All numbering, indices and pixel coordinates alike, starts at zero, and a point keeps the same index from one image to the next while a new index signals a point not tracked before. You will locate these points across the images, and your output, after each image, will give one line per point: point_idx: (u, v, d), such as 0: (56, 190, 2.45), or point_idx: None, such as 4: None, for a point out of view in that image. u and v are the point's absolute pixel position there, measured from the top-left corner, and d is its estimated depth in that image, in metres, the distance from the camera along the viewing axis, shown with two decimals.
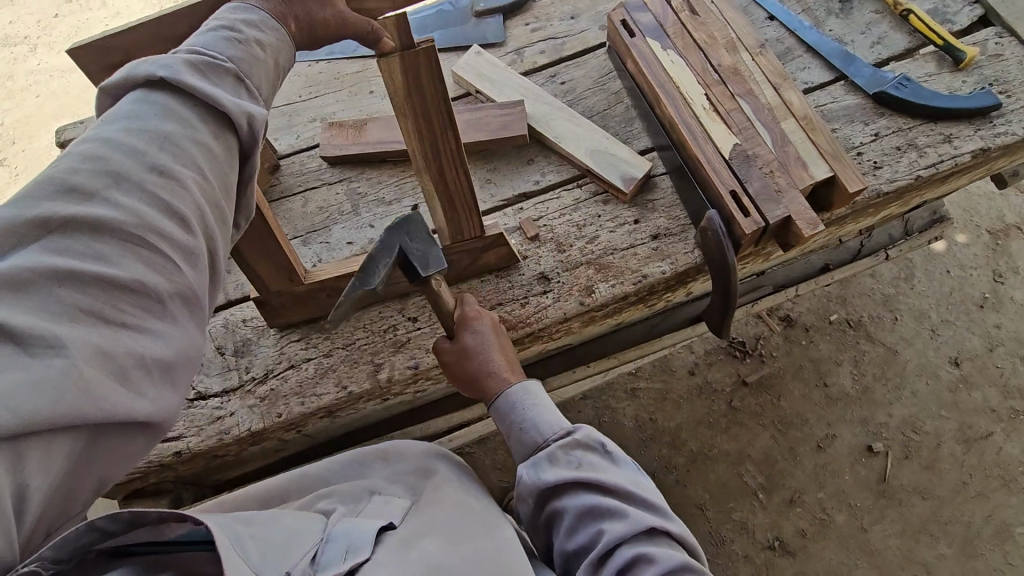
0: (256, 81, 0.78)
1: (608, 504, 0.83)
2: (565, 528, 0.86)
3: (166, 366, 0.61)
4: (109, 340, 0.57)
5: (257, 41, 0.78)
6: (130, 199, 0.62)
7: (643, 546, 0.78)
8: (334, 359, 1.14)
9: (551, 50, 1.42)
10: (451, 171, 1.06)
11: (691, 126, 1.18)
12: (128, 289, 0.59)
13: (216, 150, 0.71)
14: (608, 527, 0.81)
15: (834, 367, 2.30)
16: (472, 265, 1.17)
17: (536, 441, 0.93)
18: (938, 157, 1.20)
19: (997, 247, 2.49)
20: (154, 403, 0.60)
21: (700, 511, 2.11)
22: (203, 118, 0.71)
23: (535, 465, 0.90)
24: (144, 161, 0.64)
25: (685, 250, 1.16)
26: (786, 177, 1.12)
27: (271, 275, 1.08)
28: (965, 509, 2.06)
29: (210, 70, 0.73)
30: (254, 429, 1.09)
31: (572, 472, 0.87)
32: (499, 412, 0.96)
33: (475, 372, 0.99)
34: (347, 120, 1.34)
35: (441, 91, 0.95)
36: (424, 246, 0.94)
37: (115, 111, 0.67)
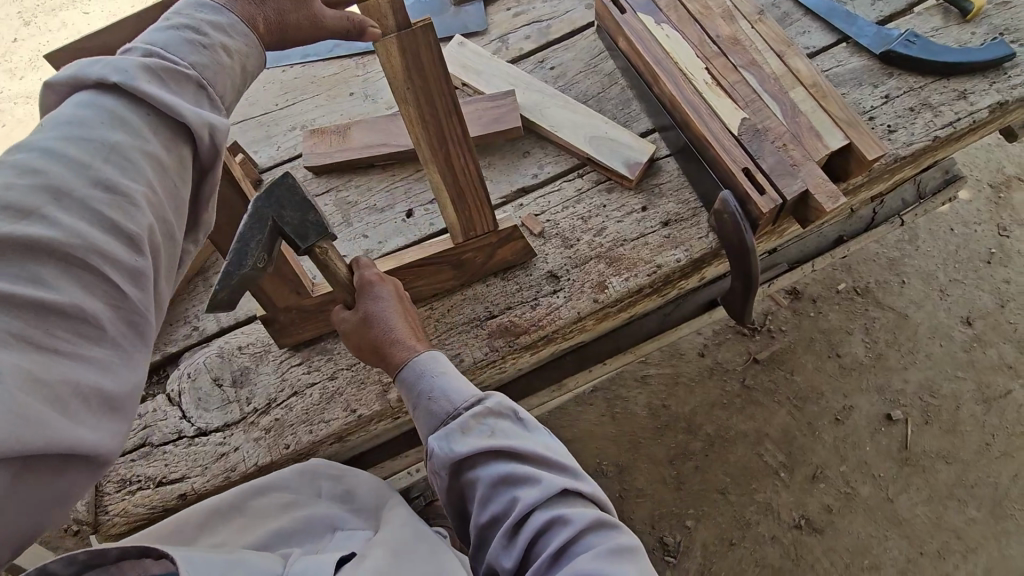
0: (219, 90, 0.74)
1: (523, 470, 0.78)
2: (477, 497, 0.80)
3: (108, 397, 0.58)
4: (46, 368, 0.53)
5: (222, 45, 0.74)
6: (69, 216, 0.58)
7: (557, 510, 0.75)
8: (339, 382, 1.08)
9: (536, 35, 1.35)
10: (460, 162, 1.00)
11: (694, 103, 1.11)
12: (63, 313, 0.55)
13: (168, 162, 0.67)
14: (521, 495, 0.77)
15: (845, 336, 2.26)
16: (487, 263, 1.09)
17: (444, 410, 0.84)
18: (955, 115, 1.14)
19: (1000, 200, 2.45)
20: (93, 435, 0.56)
21: (723, 495, 2.06)
22: (156, 127, 0.67)
23: (445, 437, 0.81)
24: (86, 174, 0.60)
25: (699, 235, 1.10)
26: (801, 150, 1.06)
27: (281, 292, 1.01)
28: (991, 470, 2.03)
29: (170, 76, 0.69)
30: (262, 463, 1.02)
31: (484, 441, 0.80)
32: (404, 383, 0.87)
33: (376, 342, 0.91)
34: (328, 126, 1.26)
35: (444, 74, 0.89)
36: (299, 213, 0.82)
37: (57, 115, 0.64)
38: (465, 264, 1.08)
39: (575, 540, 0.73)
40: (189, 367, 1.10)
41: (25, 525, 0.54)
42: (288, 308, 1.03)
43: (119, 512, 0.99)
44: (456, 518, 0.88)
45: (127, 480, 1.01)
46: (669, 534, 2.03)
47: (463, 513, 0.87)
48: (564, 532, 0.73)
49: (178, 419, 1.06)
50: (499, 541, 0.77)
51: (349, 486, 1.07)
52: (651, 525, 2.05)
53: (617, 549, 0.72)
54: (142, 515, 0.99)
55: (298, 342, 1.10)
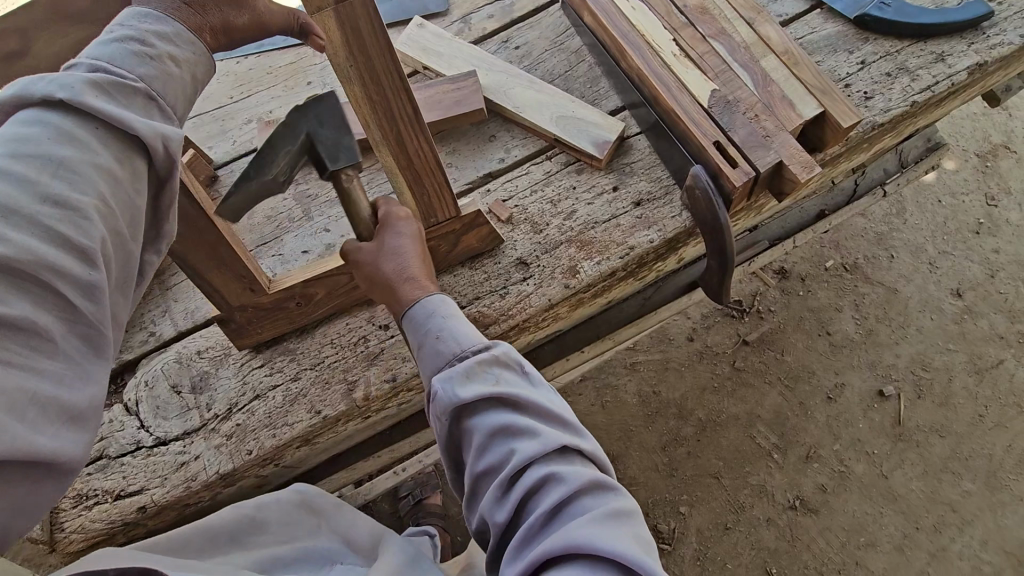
0: (170, 102, 0.68)
1: (525, 421, 0.71)
2: (473, 447, 0.73)
3: (68, 408, 0.55)
4: (3, 379, 0.51)
5: (170, 55, 0.68)
6: (21, 234, 0.54)
7: (556, 466, 0.68)
8: (303, 383, 1.03)
9: (499, 13, 1.30)
10: (413, 142, 0.93)
11: (663, 77, 1.06)
12: (13, 329, 0.52)
13: (121, 176, 0.62)
14: (520, 447, 0.69)
15: (835, 314, 2.22)
16: (453, 250, 1.05)
17: (449, 352, 0.76)
18: (933, 78, 1.09)
19: (987, 169, 2.42)
20: (51, 445, 0.54)
21: (717, 480, 2.03)
22: (104, 141, 0.62)
23: (448, 380, 0.74)
24: (34, 191, 0.56)
25: (672, 214, 1.06)
26: (773, 120, 1.01)
27: (233, 290, 0.96)
28: (986, 442, 2.01)
29: (117, 90, 0.63)
30: (224, 471, 0.98)
31: (487, 389, 0.73)
32: (410, 323, 0.81)
33: (386, 277, 0.85)
34: (285, 117, 1.21)
35: (388, 53, 0.81)
36: (336, 133, 0.76)
37: (1, 134, 0.59)
38: (428, 253, 1.04)
39: (573, 499, 0.66)
40: (146, 375, 1.06)
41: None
42: (243, 307, 0.99)
43: (75, 528, 0.95)
44: (449, 471, 0.80)
45: (83, 495, 0.97)
46: (663, 520, 2.00)
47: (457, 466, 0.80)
48: (562, 491, 0.66)
49: (136, 429, 1.02)
50: (492, 493, 0.69)
51: (349, 522, 1.01)
52: (645, 513, 2.02)
53: (614, 511, 0.65)
54: (100, 531, 0.95)
55: (258, 342, 1.06)
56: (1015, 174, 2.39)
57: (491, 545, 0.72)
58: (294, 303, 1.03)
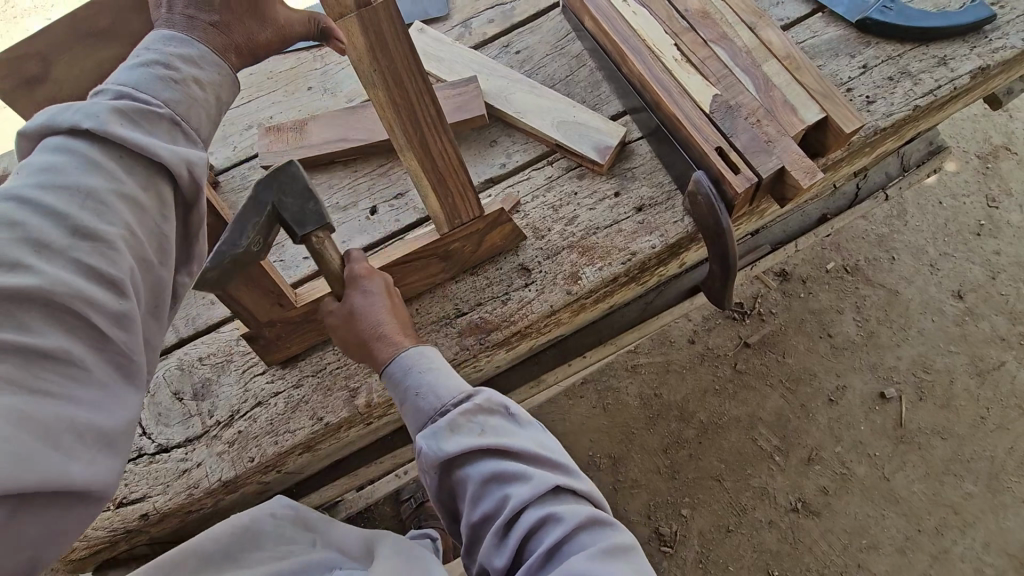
0: (193, 123, 0.71)
1: (515, 467, 0.73)
2: (466, 497, 0.75)
3: (102, 433, 0.56)
4: (39, 407, 0.52)
5: (193, 79, 0.71)
6: (53, 266, 0.56)
7: (551, 507, 0.71)
8: (305, 390, 1.03)
9: (500, 18, 1.29)
10: (436, 144, 0.94)
11: (665, 82, 1.06)
12: (48, 357, 0.53)
13: (145, 203, 0.64)
14: (512, 493, 0.71)
15: (836, 316, 2.22)
16: (476, 250, 1.03)
17: (433, 407, 0.79)
18: (935, 83, 1.09)
19: (987, 171, 2.41)
20: (84, 470, 0.55)
21: (718, 482, 2.03)
22: (131, 169, 0.64)
23: (433, 435, 0.76)
24: (63, 223, 0.58)
25: (674, 220, 1.06)
26: (775, 125, 1.01)
27: (262, 306, 0.94)
28: (987, 444, 2.01)
29: (142, 116, 0.66)
30: (226, 478, 0.98)
31: (474, 440, 0.75)
32: (392, 381, 0.83)
33: (363, 337, 0.87)
34: (285, 123, 1.20)
35: (411, 53, 0.84)
36: (301, 201, 0.77)
37: (30, 163, 0.61)
38: (453, 255, 1.03)
39: (570, 537, 0.68)
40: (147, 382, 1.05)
41: (21, 560, 0.52)
42: (273, 322, 0.97)
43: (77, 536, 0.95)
44: (446, 520, 0.83)
45: None
46: (664, 523, 2.00)
47: (453, 514, 0.82)
48: (558, 530, 0.68)
49: (137, 437, 1.01)
50: (489, 540, 0.71)
51: (340, 534, 1.02)
52: (647, 516, 2.02)
53: (611, 545, 0.67)
54: (102, 538, 0.95)
55: (289, 355, 1.05)
56: (1016, 176, 2.39)
57: None
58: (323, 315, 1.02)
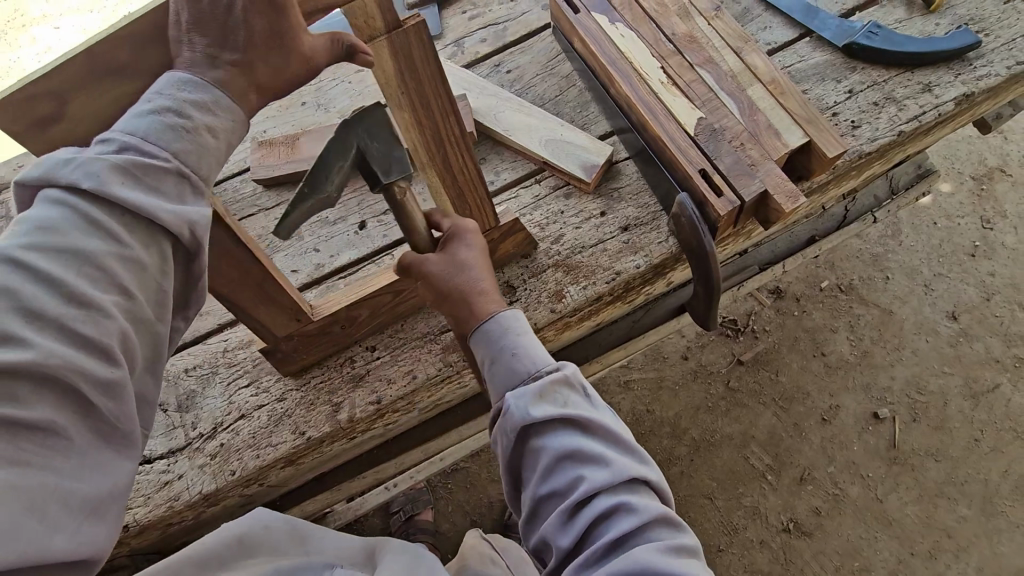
0: (204, 175, 0.66)
1: (592, 448, 0.73)
2: (539, 469, 0.75)
3: (87, 502, 0.54)
4: (20, 482, 0.49)
5: (206, 126, 0.65)
6: (44, 336, 0.53)
7: (622, 497, 0.71)
8: (288, 404, 1.04)
9: (492, 38, 1.31)
10: (457, 158, 0.94)
11: (650, 104, 1.08)
12: (30, 431, 0.51)
13: (147, 264, 0.60)
14: (587, 475, 0.71)
15: (830, 335, 2.22)
16: (493, 259, 1.05)
17: (524, 370, 0.79)
18: (920, 109, 1.10)
19: (982, 192, 2.42)
20: (70, 540, 0.53)
21: (709, 500, 2.03)
22: (131, 228, 0.60)
23: (520, 396, 0.76)
24: (57, 289, 0.54)
25: (658, 240, 1.06)
26: (759, 149, 1.02)
27: (278, 321, 0.96)
28: (982, 466, 2.00)
29: (144, 172, 0.61)
30: (206, 491, 0.98)
31: (557, 411, 0.75)
32: (487, 334, 0.82)
33: (455, 288, 0.85)
34: (278, 137, 1.22)
35: (441, 73, 0.82)
36: (385, 145, 0.72)
37: (25, 220, 0.57)
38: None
39: (640, 530, 0.69)
40: None
41: None
42: (289, 336, 0.99)
43: None
44: (507, 490, 0.83)
45: None
46: None
47: (514, 483, 0.82)
48: (629, 522, 0.69)
49: None
50: (557, 518, 0.72)
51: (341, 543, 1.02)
52: None
53: (678, 546, 0.68)
54: None
55: (301, 367, 1.05)
56: (1011, 197, 2.39)
57: (550, 567, 0.75)
58: (338, 328, 1.03)
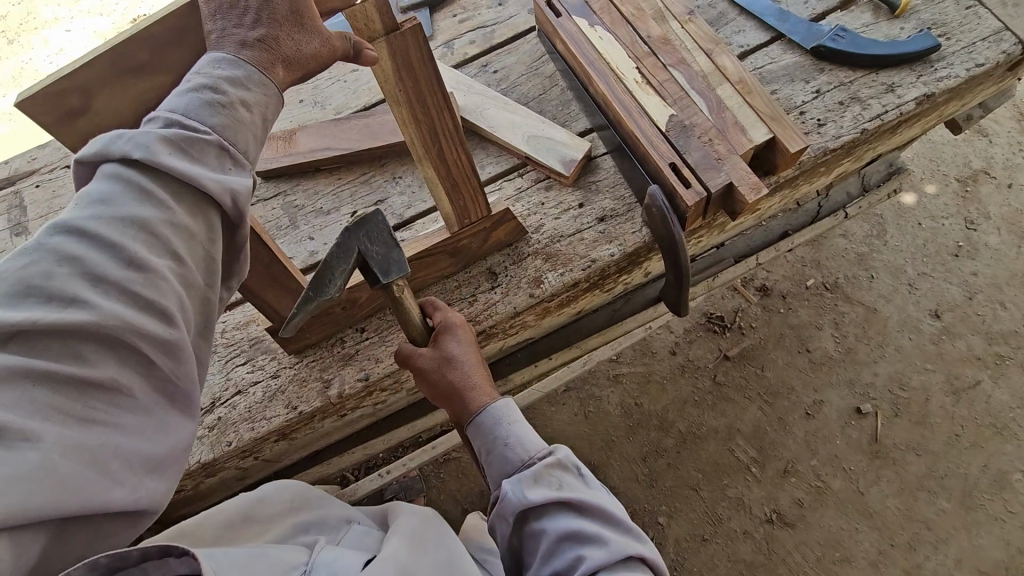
0: (241, 148, 0.71)
1: (589, 528, 0.81)
2: (542, 551, 0.82)
3: (147, 458, 0.58)
4: (87, 434, 0.54)
5: (241, 101, 0.70)
6: (107, 300, 0.58)
7: (620, 573, 0.76)
8: (282, 380, 1.10)
9: (480, 39, 1.39)
10: (451, 152, 1.01)
11: (625, 102, 1.15)
12: (97, 386, 0.56)
13: (195, 233, 0.66)
14: (587, 553, 0.78)
15: (815, 332, 2.27)
16: (483, 247, 1.11)
17: (519, 458, 0.89)
18: (882, 108, 1.16)
19: (967, 194, 2.47)
20: (131, 494, 0.57)
21: (695, 491, 2.07)
22: (180, 198, 0.65)
23: (518, 481, 0.86)
24: (116, 255, 0.60)
25: (633, 230, 1.13)
26: (726, 144, 1.08)
27: (284, 301, 1.02)
28: (962, 461, 2.05)
29: (188, 145, 0.65)
30: (204, 460, 1.05)
31: (554, 493, 0.84)
32: (482, 427, 0.92)
33: (453, 381, 0.95)
34: (276, 132, 1.29)
35: (435, 72, 0.90)
36: (384, 248, 0.84)
37: (85, 193, 0.62)
38: (462, 251, 1.10)
39: None
40: None
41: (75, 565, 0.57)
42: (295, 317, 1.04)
43: None
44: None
45: None
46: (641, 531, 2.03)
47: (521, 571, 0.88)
48: None
49: None
50: None
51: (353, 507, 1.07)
52: None
53: None
54: None
55: (304, 346, 1.11)
56: (995, 199, 2.45)
57: None
58: (340, 308, 1.09)
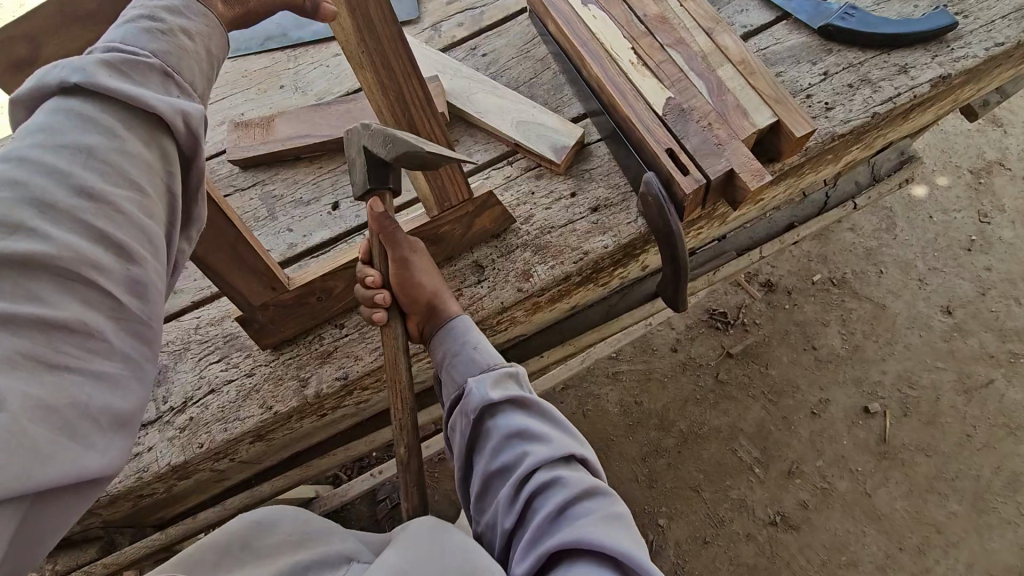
0: (187, 77, 0.65)
1: (539, 429, 0.74)
2: (489, 448, 0.75)
3: (117, 414, 0.51)
4: (53, 384, 0.46)
5: (180, 28, 0.66)
6: (62, 231, 0.50)
7: (563, 471, 0.70)
8: (257, 378, 1.05)
9: (469, 21, 1.32)
10: (424, 122, 0.93)
11: (619, 84, 1.08)
12: (62, 329, 0.47)
13: (152, 162, 0.58)
14: (533, 450, 0.72)
15: (821, 328, 2.20)
16: (467, 234, 1.05)
17: (480, 364, 0.83)
18: (895, 90, 1.09)
19: (980, 186, 2.39)
20: (102, 455, 0.49)
21: (696, 493, 2.01)
22: (131, 125, 0.58)
23: (478, 382, 0.80)
24: (65, 181, 0.52)
25: (627, 220, 1.06)
26: (727, 128, 1.01)
27: (253, 287, 0.97)
28: (973, 462, 1.98)
29: (130, 69, 0.59)
30: (175, 463, 0.99)
31: (508, 394, 0.78)
32: (455, 333, 0.87)
33: (436, 284, 0.91)
34: (254, 119, 1.23)
35: (397, 31, 0.82)
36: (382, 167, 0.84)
37: (24, 125, 0.54)
38: (444, 239, 1.04)
39: (577, 501, 0.67)
40: None
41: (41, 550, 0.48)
42: (266, 305, 0.99)
43: None
44: (461, 490, 0.82)
45: None
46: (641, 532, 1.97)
47: (466, 482, 0.81)
48: (568, 491, 0.67)
49: None
50: (503, 490, 0.70)
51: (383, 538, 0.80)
52: None
53: (613, 515, 0.66)
54: None
55: (279, 341, 1.06)
56: (1009, 191, 2.36)
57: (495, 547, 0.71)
58: (315, 298, 1.04)
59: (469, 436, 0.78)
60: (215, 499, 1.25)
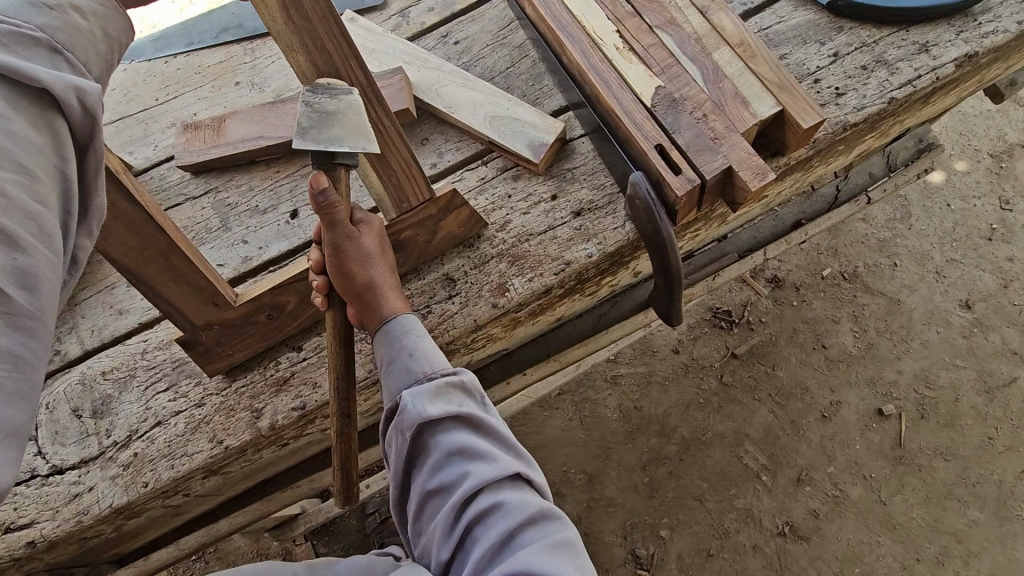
0: (81, 59, 0.55)
1: (482, 446, 0.68)
2: (427, 465, 0.68)
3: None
4: None
5: (71, 5, 0.55)
6: None
7: (508, 495, 0.64)
8: (207, 409, 0.95)
9: (440, 6, 1.20)
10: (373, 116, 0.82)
11: (602, 72, 0.96)
12: None
13: (42, 145, 0.48)
14: (474, 471, 0.65)
15: (832, 326, 2.08)
16: (432, 240, 0.94)
17: (419, 369, 0.74)
18: (915, 72, 0.97)
19: (1001, 170, 2.25)
20: None
21: (700, 502, 1.91)
22: (15, 101, 0.47)
23: (415, 393, 0.70)
24: None
25: (614, 225, 0.95)
26: (724, 119, 0.90)
27: (193, 306, 0.87)
28: (996, 467, 1.86)
29: (10, 40, 0.49)
30: (118, 504, 0.90)
31: (449, 407, 0.70)
32: (389, 336, 0.77)
33: (372, 276, 0.78)
34: (205, 120, 1.12)
35: (331, 8, 0.71)
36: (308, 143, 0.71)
37: None
38: (407, 246, 0.93)
39: (523, 529, 0.62)
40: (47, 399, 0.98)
41: None
42: (209, 325, 0.90)
43: None
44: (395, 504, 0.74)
45: None
46: (641, 544, 1.88)
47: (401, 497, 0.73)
48: (513, 519, 0.62)
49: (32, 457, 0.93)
50: (442, 515, 0.64)
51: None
52: (622, 536, 1.89)
53: (561, 543, 0.61)
54: None
55: (230, 367, 0.96)
56: None
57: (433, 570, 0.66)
58: (266, 318, 0.94)
59: (404, 453, 0.70)
60: (175, 534, 1.16)
